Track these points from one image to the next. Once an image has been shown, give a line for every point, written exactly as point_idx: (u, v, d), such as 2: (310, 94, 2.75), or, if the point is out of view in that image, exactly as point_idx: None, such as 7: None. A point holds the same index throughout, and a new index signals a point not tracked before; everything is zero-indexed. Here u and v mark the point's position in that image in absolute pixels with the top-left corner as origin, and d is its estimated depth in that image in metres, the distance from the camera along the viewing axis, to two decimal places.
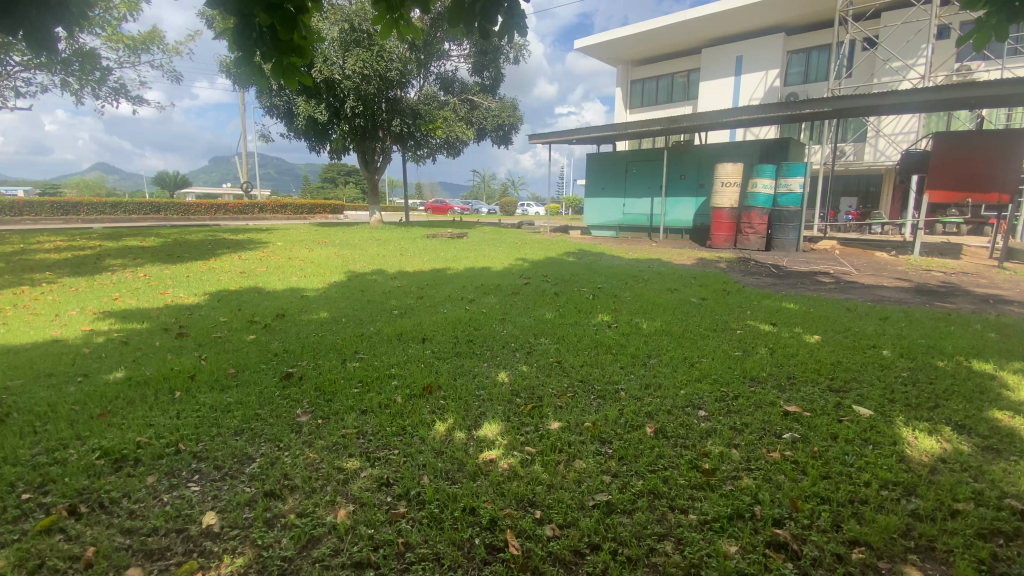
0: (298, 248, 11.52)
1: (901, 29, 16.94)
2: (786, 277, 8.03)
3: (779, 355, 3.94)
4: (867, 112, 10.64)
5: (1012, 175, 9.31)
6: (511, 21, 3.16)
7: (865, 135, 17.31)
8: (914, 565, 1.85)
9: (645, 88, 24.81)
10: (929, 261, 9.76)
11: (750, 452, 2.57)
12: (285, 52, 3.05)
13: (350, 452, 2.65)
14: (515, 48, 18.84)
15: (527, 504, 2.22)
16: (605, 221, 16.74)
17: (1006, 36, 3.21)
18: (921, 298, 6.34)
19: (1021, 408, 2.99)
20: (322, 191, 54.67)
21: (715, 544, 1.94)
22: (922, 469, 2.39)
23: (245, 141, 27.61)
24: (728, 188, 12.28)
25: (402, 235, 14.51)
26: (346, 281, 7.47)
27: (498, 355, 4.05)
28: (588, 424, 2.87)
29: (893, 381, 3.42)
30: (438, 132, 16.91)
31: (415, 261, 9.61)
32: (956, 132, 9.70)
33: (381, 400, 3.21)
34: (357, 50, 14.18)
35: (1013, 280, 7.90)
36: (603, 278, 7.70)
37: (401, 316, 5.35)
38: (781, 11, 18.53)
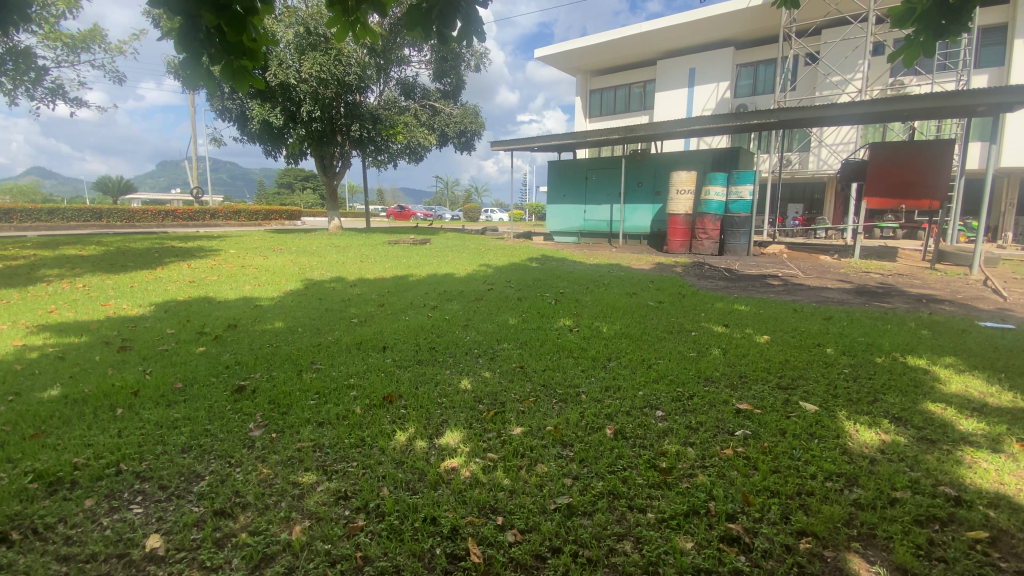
0: (253, 255, 11.14)
1: (839, 46, 18.01)
2: (738, 280, 8.37)
3: (731, 355, 4.09)
4: (811, 124, 11.23)
5: (942, 182, 9.96)
6: (469, 27, 3.15)
7: (809, 145, 18.29)
8: (856, 552, 1.95)
9: (604, 97, 25.40)
10: (869, 264, 10.38)
11: (704, 449, 2.65)
12: (234, 53, 2.96)
13: (306, 465, 2.56)
14: (476, 55, 18.93)
15: (489, 511, 2.21)
16: (567, 227, 16.95)
17: (933, 53, 3.46)
18: (861, 298, 6.72)
19: (951, 400, 3.22)
20: (278, 196, 53.03)
21: (671, 542, 1.99)
22: (862, 460, 2.53)
23: (195, 144, 26.47)
24: (683, 196, 12.71)
25: (361, 242, 14.23)
26: (303, 290, 7.25)
27: (460, 362, 4.02)
28: (549, 427, 2.89)
29: (837, 377, 3.61)
30: (399, 137, 16.75)
31: (376, 268, 9.45)
32: (891, 142, 10.38)
33: (339, 411, 3.13)
34: (313, 53, 13.88)
35: (943, 280, 8.49)
36: (565, 283, 7.78)
37: (360, 324, 5.24)
38: (731, 27, 19.38)
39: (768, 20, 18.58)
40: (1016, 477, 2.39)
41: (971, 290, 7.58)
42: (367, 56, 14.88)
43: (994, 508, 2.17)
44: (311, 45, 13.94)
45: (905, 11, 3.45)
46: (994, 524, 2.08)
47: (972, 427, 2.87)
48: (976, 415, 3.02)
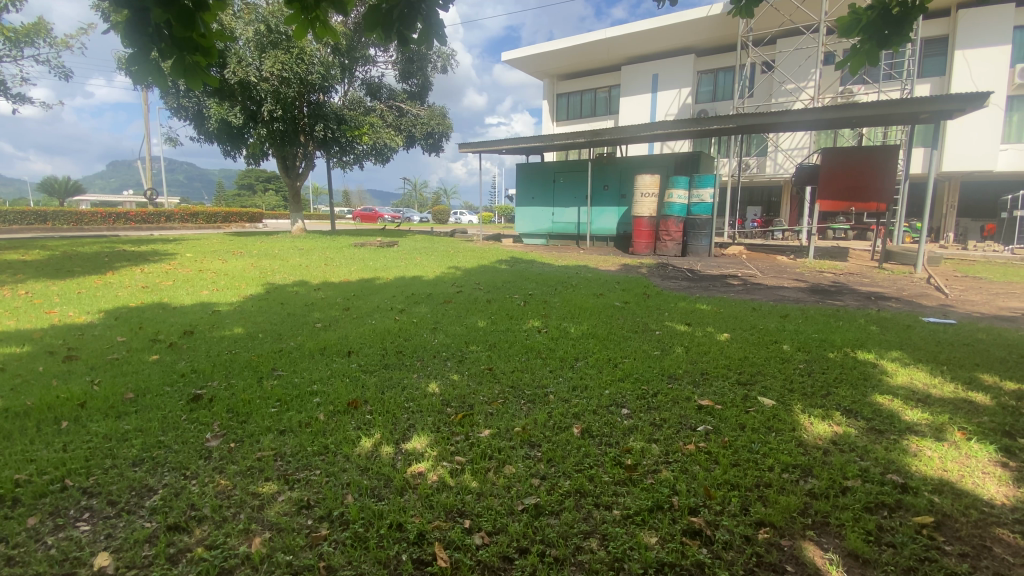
0: (211, 259, 10.75)
1: (793, 55, 18.78)
2: (700, 280, 8.61)
3: (693, 353, 4.20)
4: (767, 129, 11.64)
5: (887, 186, 10.56)
6: (430, 29, 3.15)
7: (766, 149, 18.99)
8: (810, 540, 2.03)
9: (570, 101, 25.71)
10: (823, 263, 10.85)
11: (668, 445, 2.71)
12: (185, 49, 2.86)
13: (266, 475, 2.48)
14: (442, 56, 18.85)
15: (456, 514, 2.19)
16: (535, 229, 17.03)
17: (877, 62, 3.65)
18: (815, 297, 7.02)
19: (897, 392, 3.40)
20: (239, 198, 51.37)
21: (636, 537, 2.02)
22: (817, 451, 2.64)
23: (149, 144, 25.34)
24: (647, 198, 12.99)
25: (326, 245, 13.93)
26: (265, 294, 7.03)
27: (428, 365, 3.98)
28: (517, 428, 2.89)
29: (793, 373, 3.75)
30: (364, 138, 16.54)
31: (341, 271, 9.27)
32: (841, 147, 10.89)
33: (301, 418, 3.04)
34: (274, 52, 13.52)
35: (889, 279, 8.95)
36: (533, 285, 7.83)
37: (324, 329, 5.12)
38: (691, 34, 19.95)
39: (727, 29, 19.22)
40: (956, 463, 2.54)
41: (915, 287, 8.02)
42: (331, 55, 14.59)
43: (938, 493, 2.30)
44: (273, 43, 13.59)
45: (850, 20, 3.57)
46: (938, 509, 2.20)
47: (916, 418, 3.04)
48: (919, 405, 3.20)
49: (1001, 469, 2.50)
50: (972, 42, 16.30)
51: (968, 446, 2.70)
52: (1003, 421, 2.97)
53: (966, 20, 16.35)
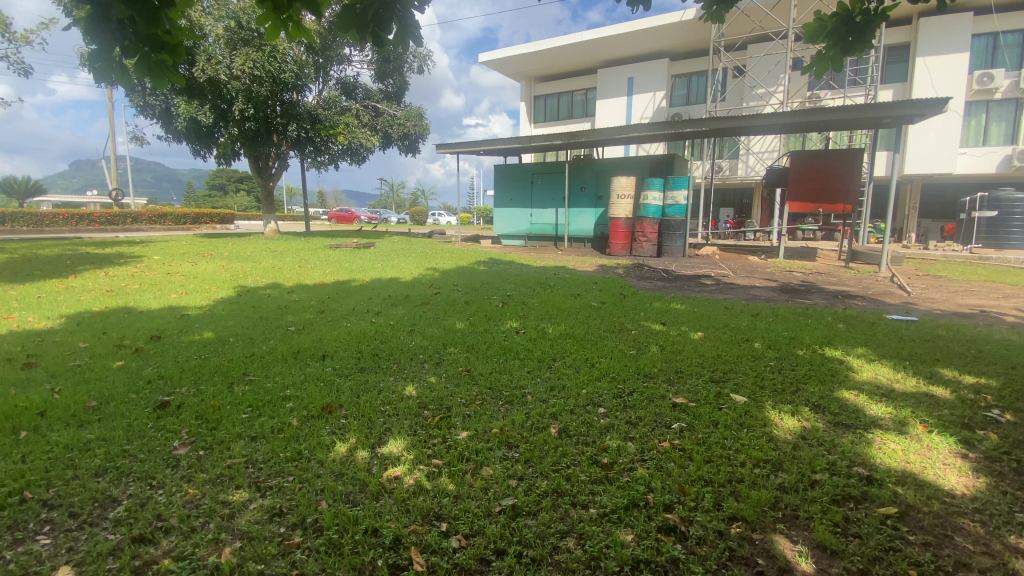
0: (180, 262, 10.43)
1: (763, 60, 19.27)
2: (675, 280, 8.75)
3: (668, 352, 4.27)
4: (739, 133, 11.92)
5: (852, 187, 10.87)
6: (406, 30, 3.13)
7: (738, 152, 19.44)
8: (780, 533, 2.08)
9: (548, 103, 25.84)
10: (793, 263, 11.15)
11: (643, 443, 2.74)
12: (150, 46, 2.78)
13: (237, 483, 2.42)
14: (419, 57, 18.74)
15: (433, 518, 2.17)
16: (514, 230, 17.03)
17: (841, 68, 3.76)
18: (785, 296, 7.21)
19: (863, 387, 3.51)
20: (209, 199, 50.00)
21: (613, 535, 2.04)
22: (787, 446, 2.71)
23: (113, 143, 24.43)
24: (623, 200, 13.14)
25: (301, 246, 13.64)
26: (236, 297, 6.85)
27: (405, 368, 3.94)
28: (495, 430, 2.88)
29: (764, 370, 3.85)
30: (339, 138, 16.38)
31: (316, 273, 9.11)
32: (809, 150, 11.21)
33: (273, 424, 2.98)
34: (245, 49, 13.21)
35: (856, 278, 9.25)
36: (511, 286, 7.85)
37: (297, 332, 5.02)
38: (666, 38, 20.28)
39: (700, 34, 19.60)
40: (917, 455, 2.64)
41: (880, 286, 8.30)
42: (304, 54, 14.34)
43: (901, 484, 2.39)
44: (244, 40, 13.28)
45: (815, 25, 3.67)
46: (901, 500, 2.28)
47: (881, 412, 3.15)
48: (883, 399, 3.32)
49: (961, 461, 2.61)
50: (932, 50, 16.99)
51: (929, 439, 2.80)
52: (961, 414, 3.11)
53: (925, 28, 17.04)
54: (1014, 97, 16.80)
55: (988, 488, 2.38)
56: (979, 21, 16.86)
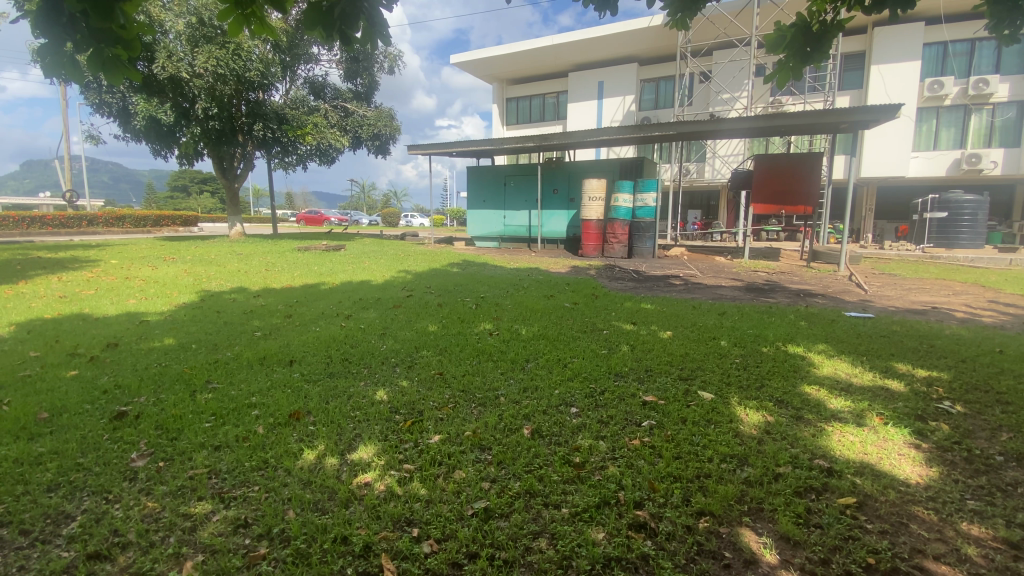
0: (139, 266, 10.02)
1: (728, 66, 19.81)
2: (645, 281, 8.90)
3: (638, 351, 4.34)
4: (705, 136, 12.21)
5: (813, 191, 11.33)
6: (372, 29, 3.09)
7: (705, 155, 19.93)
8: (747, 526, 2.14)
9: (519, 105, 25.93)
10: (758, 263, 11.49)
11: (614, 442, 2.77)
12: (105, 41, 2.69)
13: (199, 495, 2.33)
14: (389, 57, 18.56)
15: (404, 523, 2.14)
16: (487, 232, 17.02)
17: (801, 77, 3.89)
18: (751, 295, 7.43)
19: (823, 382, 3.65)
20: (171, 201, 48.27)
21: (585, 534, 2.06)
22: (752, 440, 2.78)
23: (67, 142, 23.32)
24: (595, 202, 13.30)
25: (268, 249, 13.30)
26: (199, 302, 6.63)
27: (376, 372, 3.88)
28: (468, 432, 2.87)
29: (730, 367, 3.95)
30: (307, 138, 16.07)
31: (284, 276, 8.90)
32: (772, 154, 11.57)
33: (238, 432, 2.89)
34: (208, 47, 12.79)
35: (817, 277, 9.60)
36: (484, 288, 7.84)
37: (264, 337, 4.90)
38: (635, 43, 20.63)
39: (668, 39, 20.00)
40: (875, 446, 2.76)
41: (839, 284, 8.65)
42: (270, 52, 13.97)
43: (860, 475, 2.49)
44: (206, 37, 12.87)
45: (776, 36, 3.78)
46: (860, 490, 2.38)
47: (840, 405, 3.27)
48: (842, 393, 3.45)
49: (914, 451, 2.74)
50: (885, 58, 17.80)
51: (885, 430, 2.93)
52: (915, 406, 3.25)
53: (880, 37, 17.81)
54: (962, 104, 17.71)
55: (940, 476, 2.50)
56: (930, 31, 17.71)
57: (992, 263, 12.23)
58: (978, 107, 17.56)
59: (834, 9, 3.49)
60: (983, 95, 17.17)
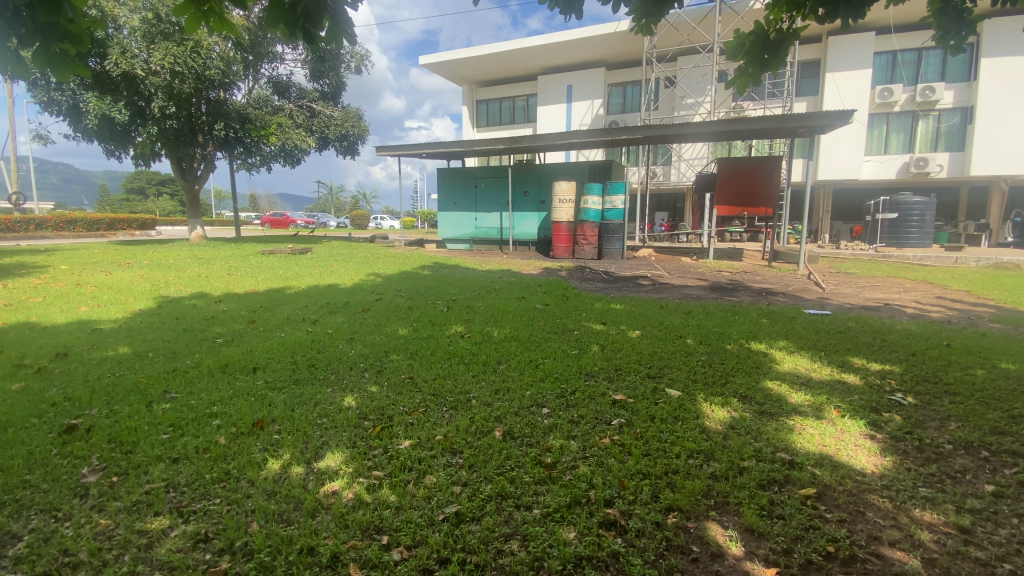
0: (91, 271, 9.53)
1: (692, 72, 20.34)
2: (615, 281, 9.03)
3: (608, 350, 4.40)
4: (671, 140, 12.47)
5: (774, 193, 11.72)
6: (337, 27, 3.05)
7: (671, 158, 20.40)
8: (712, 520, 2.19)
9: (489, 108, 25.96)
10: (723, 263, 11.81)
11: (585, 441, 2.80)
12: (51, 36, 2.56)
13: (157, 510, 2.24)
14: (356, 57, 18.27)
15: (373, 531, 2.11)
16: (458, 234, 16.94)
17: (760, 83, 4.02)
18: (716, 294, 7.63)
19: (783, 377, 3.78)
20: (127, 203, 46.23)
21: (556, 534, 2.06)
22: (718, 436, 2.86)
23: (12, 142, 22.08)
24: (565, 205, 13.40)
25: (231, 253, 12.88)
26: (156, 309, 6.36)
27: (344, 378, 3.80)
28: (439, 436, 2.84)
29: (696, 364, 4.04)
30: (272, 139, 15.67)
31: (248, 281, 8.64)
32: (734, 157, 11.93)
33: (198, 443, 2.78)
34: (164, 43, 12.29)
35: (779, 276, 9.94)
36: (456, 290, 7.78)
37: (226, 344, 4.73)
38: (602, 48, 20.94)
39: (634, 44, 20.39)
40: (833, 438, 2.87)
41: (798, 283, 8.98)
42: (231, 50, 13.54)
43: (819, 466, 2.58)
44: (163, 34, 12.35)
45: (735, 43, 3.90)
46: (820, 481, 2.47)
47: (801, 399, 3.39)
48: (802, 388, 3.59)
49: (869, 441, 2.86)
50: (839, 66, 18.62)
51: (842, 422, 3.06)
52: (870, 398, 3.41)
53: (834, 46, 18.61)
54: (910, 111, 18.67)
55: (893, 465, 2.62)
56: (880, 40, 18.59)
57: (938, 261, 12.94)
58: (924, 114, 18.54)
59: (791, 18, 3.63)
60: (930, 102, 18.13)
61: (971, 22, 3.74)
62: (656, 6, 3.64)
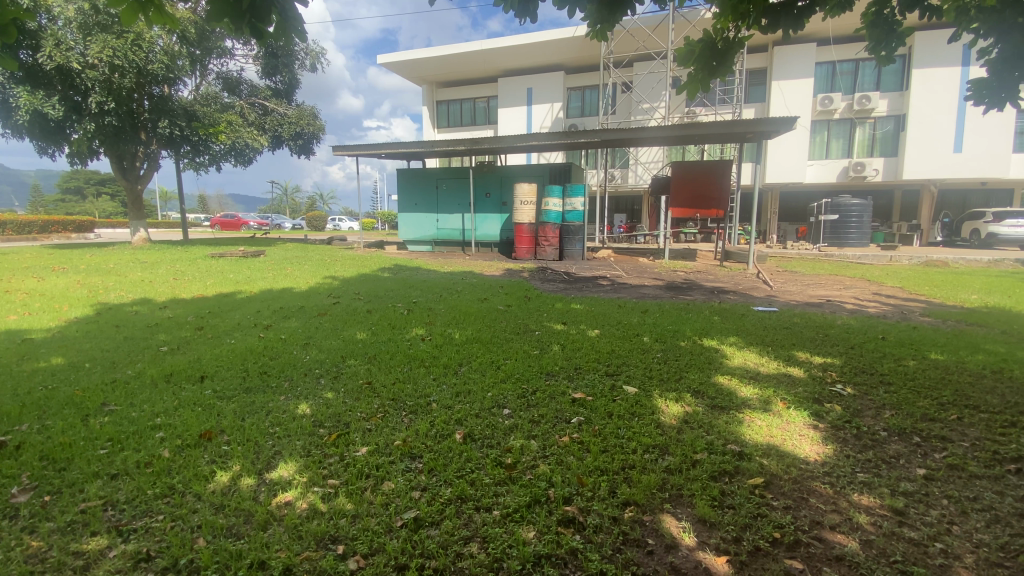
0: (20, 278, 8.86)
1: (648, 77, 20.91)
2: (575, 282, 9.17)
3: (568, 350, 4.47)
4: (627, 143, 12.71)
5: (725, 196, 12.17)
6: (286, 23, 2.98)
7: (628, 161, 20.89)
8: (667, 512, 2.26)
9: (450, 109, 25.80)
10: (678, 263, 12.18)
11: (545, 440, 2.83)
12: None
13: (94, 529, 2.11)
14: (310, 54, 17.79)
15: (328, 541, 2.06)
16: (419, 236, 16.74)
17: (708, 89, 4.18)
18: (671, 293, 7.87)
19: (734, 372, 3.93)
20: (62, 204, 43.39)
21: (515, 535, 2.08)
22: (672, 430, 2.94)
23: None
24: (526, 206, 13.48)
25: (177, 256, 12.26)
26: (94, 316, 5.98)
27: (298, 385, 3.69)
28: (397, 442, 2.80)
29: (652, 361, 4.16)
30: (221, 137, 15.06)
31: (197, 286, 8.26)
32: (687, 161, 12.31)
33: (139, 458, 2.63)
34: (103, 36, 11.61)
35: (731, 275, 10.33)
36: (416, 292, 7.69)
37: (171, 352, 4.50)
38: (561, 52, 21.24)
39: (592, 49, 20.79)
40: (779, 429, 3.01)
41: (749, 282, 9.36)
42: (176, 44, 12.93)
43: (766, 456, 2.71)
44: (100, 25, 11.64)
45: (685, 50, 4.03)
46: (767, 470, 2.58)
47: (750, 393, 3.54)
48: (751, 381, 3.75)
49: (812, 431, 3.02)
50: (785, 75, 19.58)
51: (787, 414, 3.21)
52: (813, 390, 3.60)
53: (779, 55, 19.54)
54: (848, 118, 19.83)
55: (833, 452, 2.78)
56: (821, 51, 19.66)
57: (875, 260, 13.79)
58: (861, 121, 19.73)
59: (737, 28, 3.78)
60: (866, 110, 19.31)
61: (901, 35, 4.01)
62: (610, 12, 3.70)
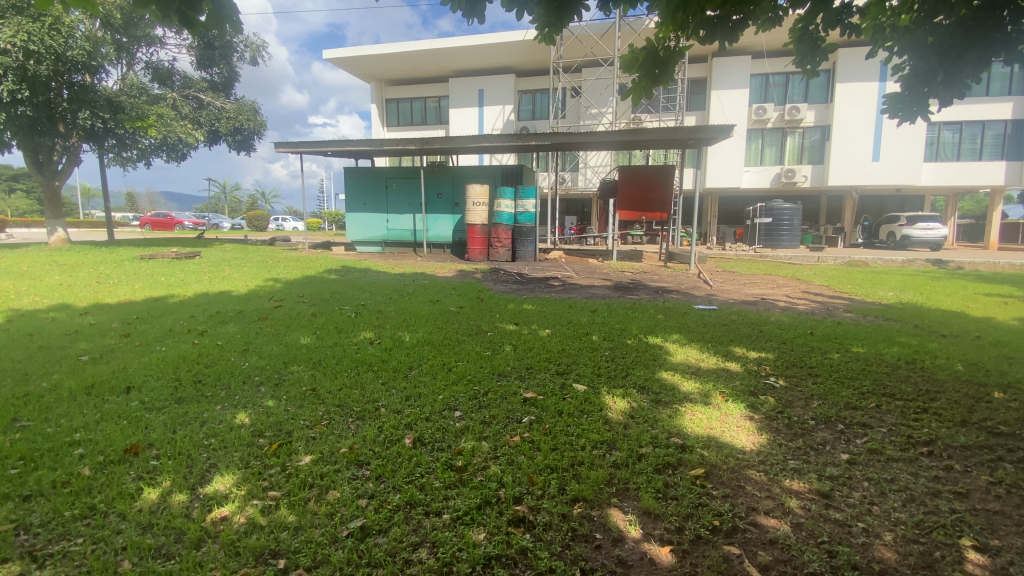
0: None
1: (596, 83, 21.42)
2: (526, 283, 9.25)
3: (519, 350, 4.49)
4: (577, 147, 12.94)
5: (667, 199, 12.66)
6: (219, 12, 2.84)
7: (578, 165, 21.31)
8: (614, 506, 2.32)
9: (399, 107, 25.35)
10: (626, 264, 12.54)
11: (496, 441, 2.84)
12: None
13: (1, 557, 1.92)
14: (250, 47, 16.99)
15: (268, 556, 1.97)
16: (368, 236, 16.32)
17: (651, 94, 4.33)
18: (619, 293, 8.10)
19: (676, 368, 4.09)
20: None
21: (465, 538, 2.07)
22: (619, 426, 3.03)
23: None
24: (478, 207, 13.45)
25: (99, 258, 11.35)
26: (3, 324, 5.44)
27: (236, 394, 3.50)
28: (343, 449, 2.72)
29: (600, 360, 4.26)
30: (151, 132, 14.10)
31: (124, 289, 7.69)
32: (633, 166, 12.71)
33: (55, 477, 2.41)
34: (16, 18, 10.67)
35: (674, 275, 10.76)
36: (364, 295, 7.50)
37: (93, 362, 4.16)
38: (511, 55, 21.39)
39: (542, 53, 21.05)
40: (718, 421, 3.16)
41: (691, 281, 9.76)
42: (100, 30, 12.04)
43: (707, 448, 2.83)
44: (14, 7, 10.70)
45: (629, 57, 4.13)
46: (707, 461, 2.70)
47: (691, 387, 3.69)
48: (692, 376, 3.92)
49: (748, 422, 3.19)
50: (723, 85, 20.58)
51: (725, 406, 3.38)
52: (749, 383, 3.80)
53: (718, 66, 20.53)
54: (780, 127, 21.11)
55: (767, 442, 2.94)
56: (756, 63, 20.82)
57: (805, 260, 14.73)
58: (792, 130, 21.05)
59: (677, 38, 3.92)
60: (796, 120, 20.62)
61: (823, 50, 4.31)
62: (557, 16, 3.75)
